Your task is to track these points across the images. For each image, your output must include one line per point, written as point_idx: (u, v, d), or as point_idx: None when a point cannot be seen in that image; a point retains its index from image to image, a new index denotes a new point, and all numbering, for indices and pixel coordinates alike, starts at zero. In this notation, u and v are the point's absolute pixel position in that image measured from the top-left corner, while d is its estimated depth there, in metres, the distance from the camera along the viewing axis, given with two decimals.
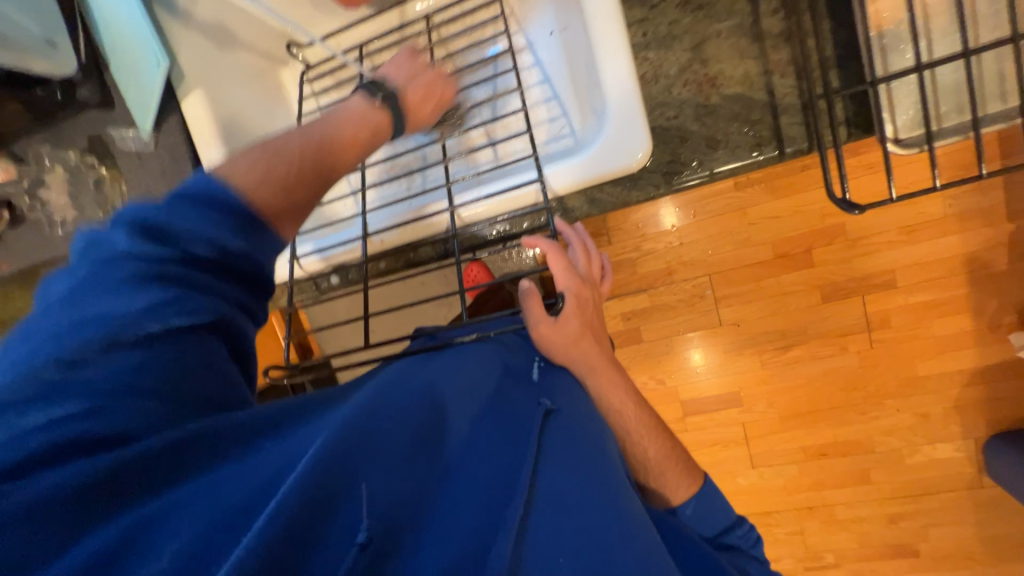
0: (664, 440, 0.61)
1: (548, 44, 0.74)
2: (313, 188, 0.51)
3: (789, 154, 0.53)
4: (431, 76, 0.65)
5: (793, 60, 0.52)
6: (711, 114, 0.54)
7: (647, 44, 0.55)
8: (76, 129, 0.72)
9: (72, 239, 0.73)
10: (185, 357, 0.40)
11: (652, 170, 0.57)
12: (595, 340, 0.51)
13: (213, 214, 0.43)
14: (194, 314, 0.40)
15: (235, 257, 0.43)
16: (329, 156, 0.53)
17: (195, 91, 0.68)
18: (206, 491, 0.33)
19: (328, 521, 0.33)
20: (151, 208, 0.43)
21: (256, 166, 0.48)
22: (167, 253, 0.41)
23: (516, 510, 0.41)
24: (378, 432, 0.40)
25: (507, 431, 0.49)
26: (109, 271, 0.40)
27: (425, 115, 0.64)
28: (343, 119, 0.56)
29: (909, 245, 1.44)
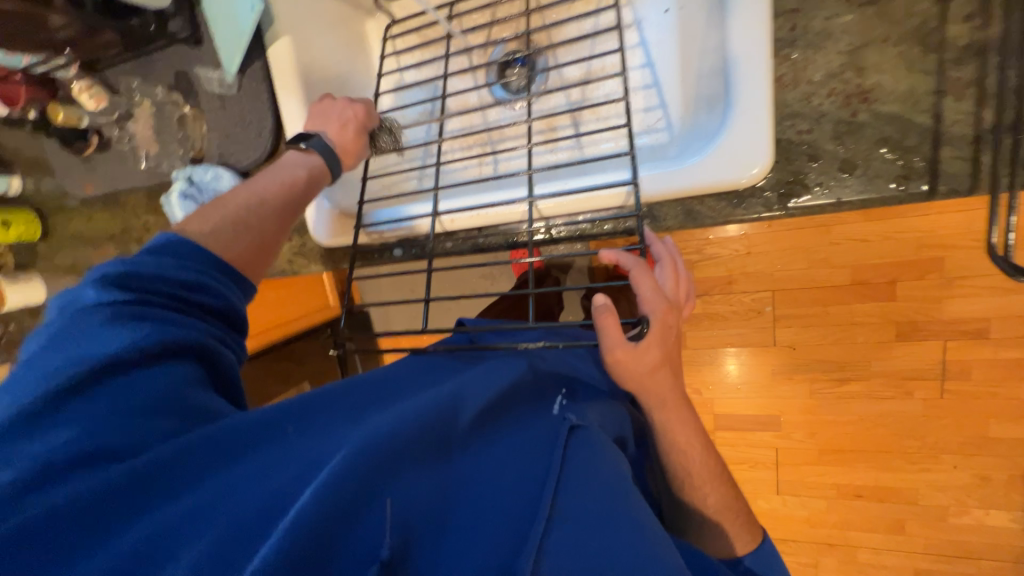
0: (725, 488, 0.55)
1: (660, 24, 0.65)
2: (271, 246, 0.52)
3: (942, 192, 0.45)
4: (347, 105, 0.60)
5: (976, 82, 0.43)
6: (854, 133, 0.46)
7: (793, 40, 0.47)
8: (164, 64, 0.71)
9: (154, 174, 0.75)
10: (166, 380, 0.39)
11: (767, 188, 0.50)
12: (669, 371, 0.47)
13: (173, 259, 0.44)
14: (168, 339, 0.40)
15: (201, 288, 0.44)
16: (278, 203, 0.52)
17: (282, 36, 0.65)
18: (224, 497, 0.33)
19: (342, 536, 0.33)
20: (122, 258, 0.43)
21: (214, 225, 0.49)
22: (136, 295, 0.41)
23: (539, 527, 0.38)
24: (398, 441, 0.38)
25: (531, 447, 0.47)
26: (80, 320, 0.40)
27: (361, 142, 0.60)
28: (286, 168, 0.55)
29: (1013, 295, 1.28)
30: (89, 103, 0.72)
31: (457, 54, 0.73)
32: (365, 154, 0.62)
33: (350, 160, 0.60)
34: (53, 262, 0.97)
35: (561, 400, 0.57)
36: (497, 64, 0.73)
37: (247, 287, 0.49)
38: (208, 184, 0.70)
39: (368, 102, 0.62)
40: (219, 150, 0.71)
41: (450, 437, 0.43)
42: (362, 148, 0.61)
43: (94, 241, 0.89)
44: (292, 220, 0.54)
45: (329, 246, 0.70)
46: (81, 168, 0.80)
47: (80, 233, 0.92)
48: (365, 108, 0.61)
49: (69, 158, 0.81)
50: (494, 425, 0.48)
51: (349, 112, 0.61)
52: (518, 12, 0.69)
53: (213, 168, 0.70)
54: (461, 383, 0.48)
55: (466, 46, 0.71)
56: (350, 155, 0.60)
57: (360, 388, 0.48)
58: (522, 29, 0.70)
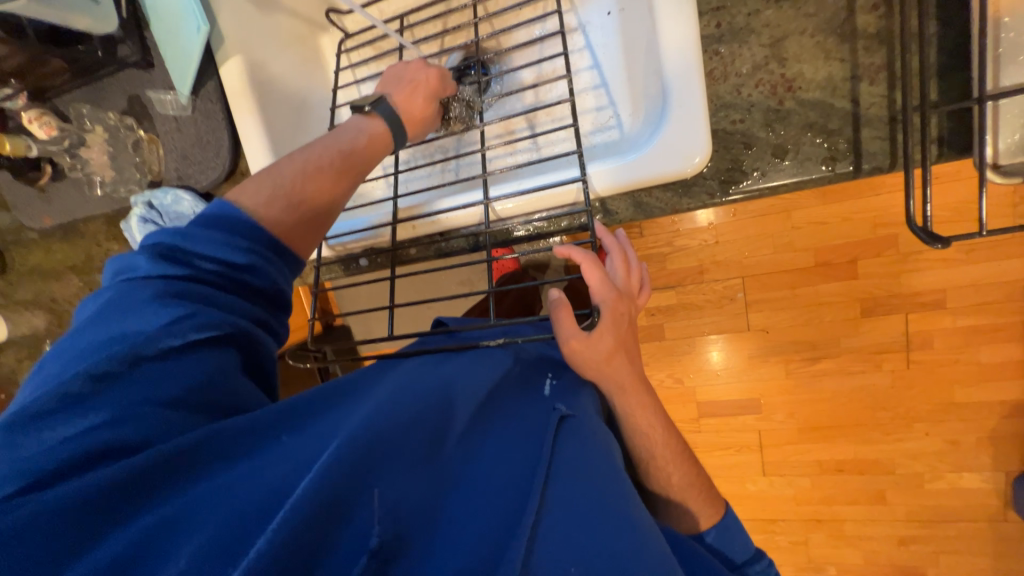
0: (688, 466, 0.56)
1: (604, 26, 0.68)
2: (327, 214, 0.53)
3: (866, 171, 0.48)
4: (422, 68, 0.61)
5: (886, 66, 0.46)
6: (782, 120, 0.49)
7: (720, 36, 0.50)
8: (116, 88, 0.70)
9: (111, 200, 0.75)
10: (210, 364, 0.41)
11: (709, 176, 0.52)
12: (626, 357, 0.49)
13: (229, 228, 0.46)
14: (213, 323, 0.42)
15: (254, 269, 0.46)
16: (339, 167, 0.53)
17: (233, 56, 0.66)
18: (216, 495, 0.33)
19: (337, 525, 0.33)
20: (172, 232, 0.46)
21: (273, 191, 0.49)
22: (190, 272, 0.45)
23: (529, 517, 0.39)
24: (391, 432, 0.39)
25: (522, 436, 0.47)
26: (129, 295, 0.43)
27: (429, 109, 0.62)
28: (348, 132, 0.55)
29: (964, 265, 1.35)
30: (40, 132, 0.70)
31: (410, 64, 0.75)
32: (432, 122, 0.64)
33: (416, 127, 0.62)
34: (13, 296, 0.95)
35: (548, 380, 0.58)
36: (452, 71, 0.75)
37: (295, 257, 0.50)
38: (168, 207, 0.70)
39: (441, 70, 0.63)
40: (178, 172, 0.72)
41: (445, 427, 0.43)
42: (430, 116, 0.63)
43: (57, 271, 0.89)
44: (350, 188, 0.55)
45: (294, 261, 0.71)
46: (37, 199, 0.79)
47: (40, 264, 0.90)
48: (438, 75, 0.62)
49: (24, 190, 0.80)
50: (488, 414, 0.49)
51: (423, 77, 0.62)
52: (467, 20, 0.72)
53: (173, 191, 0.70)
54: (451, 381, 0.49)
55: (419, 56, 0.73)
56: (417, 122, 0.62)
57: (353, 384, 0.49)
58: (472, 37, 0.72)
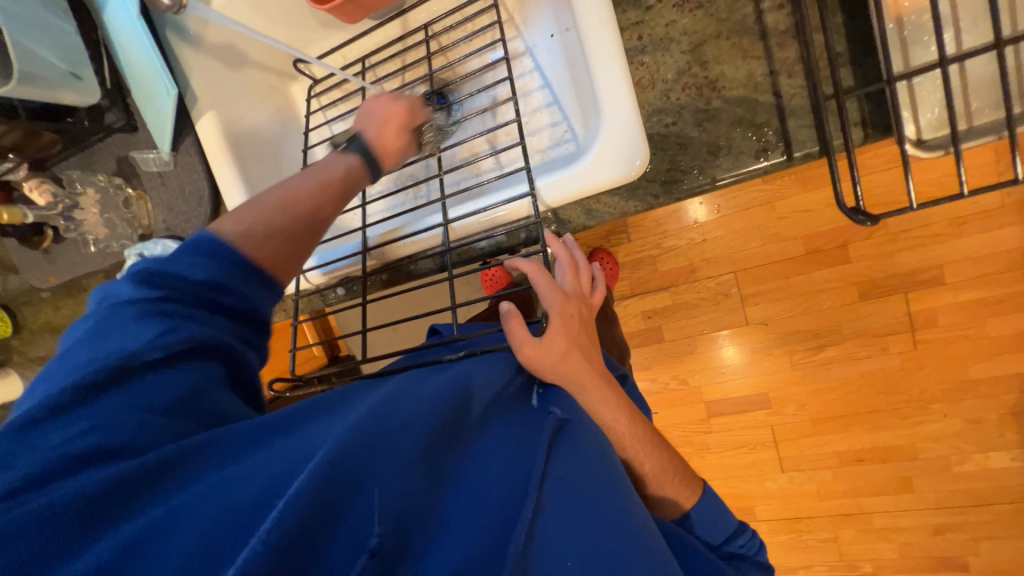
0: (661, 453, 0.57)
1: (549, 47, 0.72)
2: (302, 247, 0.53)
3: (798, 158, 0.50)
4: (392, 101, 0.60)
5: (801, 58, 0.48)
6: (712, 119, 0.51)
7: (642, 47, 0.53)
8: (106, 152, 0.76)
9: (106, 255, 0.80)
10: (189, 378, 0.42)
11: (651, 178, 0.55)
12: (586, 356, 0.51)
13: (203, 259, 0.47)
14: (190, 338, 0.43)
15: (225, 288, 0.47)
16: (312, 203, 0.53)
17: (207, 113, 0.71)
18: (223, 492, 0.33)
19: (333, 526, 0.33)
20: (150, 258, 0.47)
21: (246, 225, 0.50)
22: (165, 292, 0.45)
23: (526, 515, 0.39)
24: (388, 434, 0.39)
25: (521, 433, 0.47)
26: (115, 316, 0.44)
27: (401, 141, 0.60)
28: (326, 167, 0.55)
29: (958, 239, 1.33)
30: (39, 199, 0.76)
31: (374, 102, 0.80)
32: (410, 152, 0.62)
33: (390, 160, 0.59)
34: (28, 353, 1.01)
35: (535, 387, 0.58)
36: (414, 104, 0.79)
37: (270, 284, 0.50)
38: (159, 256, 0.75)
39: (412, 98, 0.61)
40: (166, 224, 0.77)
41: (445, 425, 0.43)
42: (404, 147, 0.61)
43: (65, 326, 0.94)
44: (329, 217, 0.54)
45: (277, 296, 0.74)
46: (41, 261, 0.85)
47: (50, 321, 0.96)
48: (407, 105, 0.60)
49: (30, 253, 0.86)
50: (488, 410, 0.49)
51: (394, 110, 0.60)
52: (423, 56, 0.77)
53: (161, 241, 0.75)
54: (455, 381, 0.49)
55: (380, 94, 0.77)
56: (391, 155, 0.59)
57: (351, 391, 0.49)
58: (428, 71, 0.77)
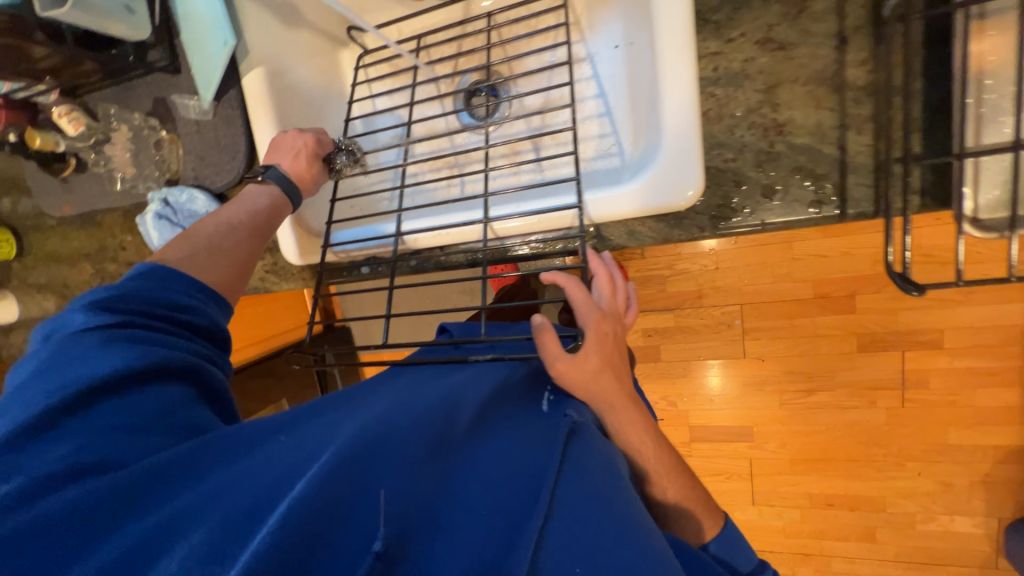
0: (682, 479, 0.58)
1: (611, 58, 0.71)
2: (248, 267, 0.56)
3: (851, 215, 0.50)
4: (298, 135, 0.64)
5: (873, 117, 0.48)
6: (773, 162, 0.51)
7: (716, 79, 0.52)
8: (143, 90, 0.74)
9: (129, 196, 0.78)
10: (163, 396, 0.43)
11: (700, 211, 0.55)
12: (614, 375, 0.50)
13: (157, 284, 0.49)
14: (161, 360, 0.44)
15: (192, 310, 0.49)
16: (248, 228, 0.57)
17: (256, 67, 0.69)
18: (215, 497, 0.34)
19: (338, 525, 0.33)
20: (107, 285, 0.48)
21: (186, 252, 0.53)
22: (129, 317, 0.46)
23: (536, 521, 0.38)
24: (390, 437, 0.40)
25: (529, 444, 0.48)
26: (75, 345, 0.43)
27: (315, 169, 0.64)
28: (249, 197, 0.60)
29: (963, 306, 1.35)
30: (69, 128, 0.75)
31: (424, 83, 0.78)
32: (325, 178, 0.67)
33: (309, 188, 0.64)
34: (28, 279, 0.99)
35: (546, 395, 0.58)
36: (463, 93, 0.78)
37: (226, 306, 0.54)
38: (184, 204, 0.74)
39: (320, 131, 0.66)
40: (195, 173, 0.75)
41: (447, 434, 0.44)
42: (319, 175, 0.65)
43: (72, 258, 0.93)
44: (262, 243, 0.59)
45: (299, 264, 0.73)
46: (59, 190, 0.83)
47: (56, 251, 0.94)
48: (316, 137, 0.65)
49: (48, 180, 0.84)
50: (490, 422, 0.49)
51: (301, 142, 0.65)
52: (481, 45, 0.75)
53: (189, 189, 0.74)
54: (450, 393, 0.50)
55: (433, 76, 0.76)
56: (309, 184, 0.64)
57: (346, 399, 0.51)
58: (485, 61, 0.75)
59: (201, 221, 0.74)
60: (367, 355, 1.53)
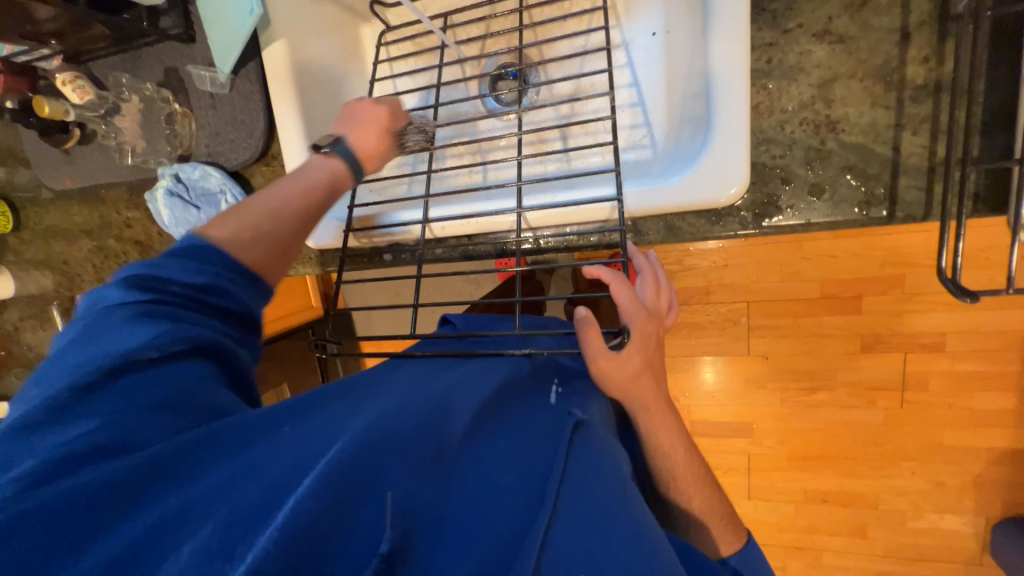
0: (708, 490, 0.56)
1: (648, 46, 0.68)
2: (289, 248, 0.52)
3: (899, 218, 0.49)
4: (371, 106, 0.59)
5: (930, 118, 0.47)
6: (823, 160, 0.50)
7: (769, 71, 0.50)
8: (155, 60, 0.70)
9: (139, 171, 0.74)
10: (189, 377, 0.40)
11: (743, 207, 0.53)
12: (651, 377, 0.50)
13: (192, 263, 0.45)
14: (190, 339, 0.42)
15: (221, 291, 0.45)
16: (303, 204, 0.53)
17: (278, 40, 0.66)
18: (222, 490, 0.33)
19: (344, 525, 0.33)
20: (142, 262, 0.45)
21: (233, 229, 0.49)
22: (158, 296, 0.43)
23: (542, 521, 0.38)
24: (395, 436, 0.39)
25: (533, 443, 0.47)
26: (104, 319, 0.42)
27: (384, 144, 0.59)
28: (311, 170, 0.55)
29: (967, 311, 1.36)
30: (74, 96, 0.70)
31: (450, 64, 0.75)
32: (391, 156, 0.62)
33: (373, 164, 0.59)
34: (24, 255, 0.95)
35: (554, 387, 0.59)
36: (490, 77, 0.75)
37: (265, 289, 0.50)
38: (196, 182, 0.71)
39: (393, 103, 0.61)
40: (209, 148, 0.71)
41: (451, 432, 0.43)
42: (386, 151, 0.60)
43: (73, 235, 0.89)
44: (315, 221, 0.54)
45: (318, 249, 0.71)
46: (61, 161, 0.79)
47: (55, 226, 0.90)
48: (388, 110, 0.60)
49: (50, 151, 0.80)
50: (494, 419, 0.49)
51: (374, 114, 0.60)
52: (512, 27, 0.72)
53: (201, 166, 0.71)
54: (455, 392, 0.48)
55: (460, 57, 0.73)
56: (375, 159, 0.59)
57: (349, 389, 0.50)
58: (515, 44, 0.73)
59: (215, 199, 0.70)
60: (370, 342, 1.50)
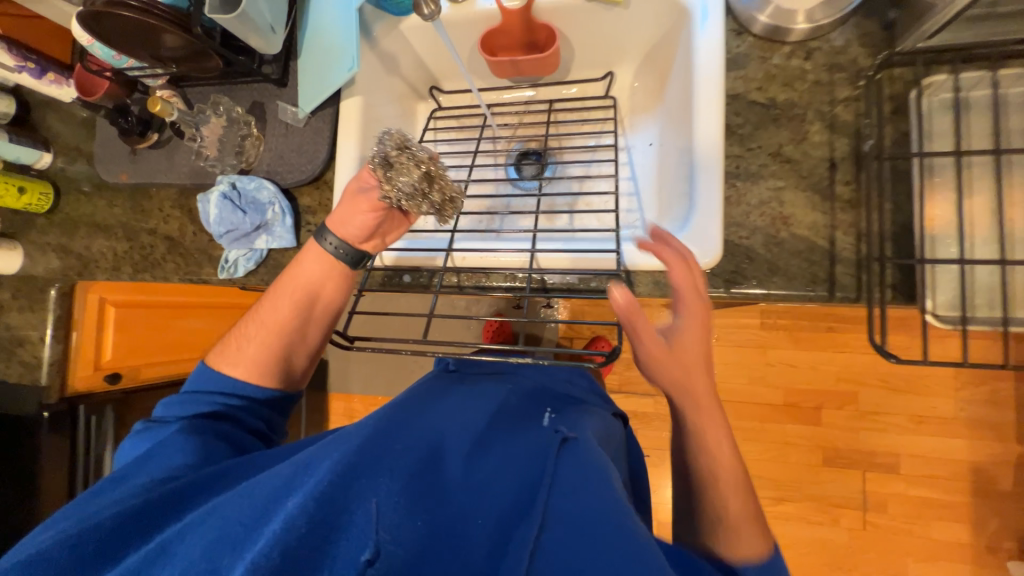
0: (742, 489, 0.56)
1: (645, 152, 0.87)
2: (287, 354, 0.70)
3: (838, 297, 0.61)
4: (358, 199, 0.63)
5: (855, 224, 0.62)
6: (778, 245, 0.63)
7: (737, 174, 0.66)
8: (246, 93, 0.85)
9: (198, 175, 0.85)
10: (203, 454, 0.59)
11: (716, 274, 0.65)
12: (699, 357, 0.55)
13: (214, 392, 0.66)
14: (205, 430, 0.62)
15: (230, 408, 0.66)
16: (292, 316, 0.69)
17: (356, 94, 0.81)
18: (220, 513, 0.45)
19: (329, 541, 0.41)
20: (178, 394, 0.68)
21: (245, 347, 0.69)
22: (191, 413, 0.65)
23: (528, 530, 0.42)
24: (374, 461, 0.47)
25: (523, 460, 0.51)
26: (159, 429, 0.64)
27: (382, 224, 0.65)
28: (301, 275, 0.67)
29: (917, 435, 1.45)
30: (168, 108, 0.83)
31: (485, 140, 0.92)
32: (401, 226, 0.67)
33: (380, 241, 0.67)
34: (42, 237, 0.98)
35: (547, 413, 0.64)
36: (516, 154, 0.91)
37: (266, 389, 0.69)
38: (249, 191, 0.81)
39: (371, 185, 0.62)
40: (268, 167, 0.83)
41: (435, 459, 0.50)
42: (390, 226, 0.66)
43: (103, 225, 0.94)
44: (308, 330, 0.71)
45: None
46: (124, 158, 0.89)
47: (89, 215, 0.96)
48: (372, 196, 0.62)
49: (116, 149, 0.90)
50: (486, 441, 0.54)
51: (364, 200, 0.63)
52: (540, 122, 0.91)
53: (258, 179, 0.81)
54: (446, 426, 0.56)
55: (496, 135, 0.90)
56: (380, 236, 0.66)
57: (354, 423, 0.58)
58: (540, 134, 0.90)
59: (264, 208, 0.81)
60: None
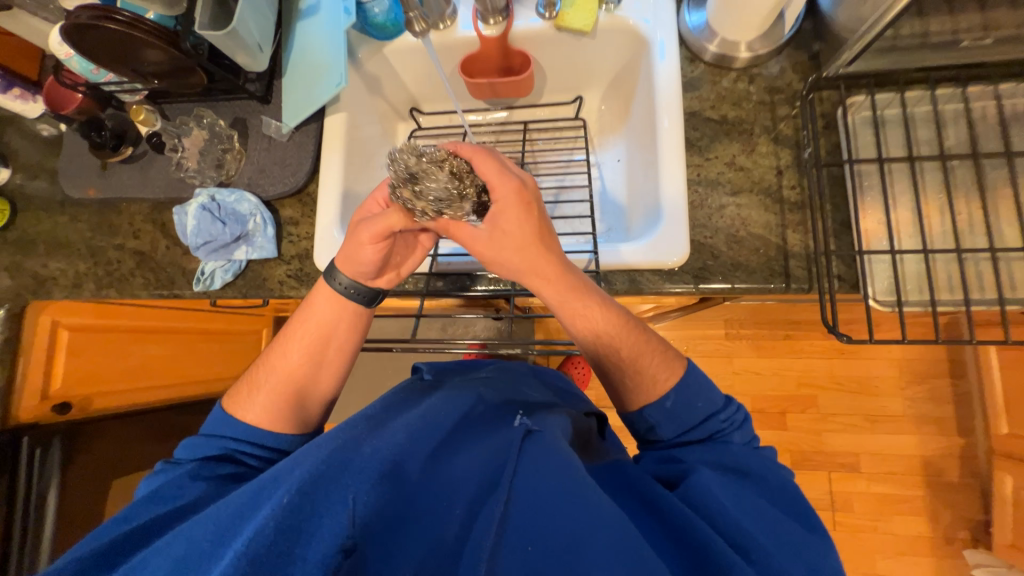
0: (638, 336, 0.64)
1: (613, 167, 0.94)
2: (297, 401, 0.67)
3: (794, 288, 0.67)
4: (385, 225, 0.64)
5: (802, 223, 0.69)
6: (739, 244, 0.70)
7: (699, 181, 0.73)
8: (228, 109, 0.86)
9: (173, 188, 0.84)
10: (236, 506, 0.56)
11: (686, 271, 0.70)
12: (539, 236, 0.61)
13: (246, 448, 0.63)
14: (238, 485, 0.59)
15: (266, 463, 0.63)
16: (304, 356, 0.68)
17: (339, 110, 0.84)
18: (192, 527, 0.43)
19: (302, 541, 0.40)
20: (199, 438, 0.63)
21: (253, 396, 0.67)
22: (218, 466, 0.61)
23: (488, 527, 0.44)
24: (344, 461, 0.45)
25: (489, 453, 0.52)
26: (175, 474, 0.59)
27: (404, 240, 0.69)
28: (314, 318, 0.69)
29: (872, 433, 1.54)
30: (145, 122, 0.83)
31: None
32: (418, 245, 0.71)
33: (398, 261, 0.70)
34: None
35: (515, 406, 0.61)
36: None
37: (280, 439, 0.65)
38: (229, 204, 0.80)
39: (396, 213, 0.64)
40: (249, 179, 0.83)
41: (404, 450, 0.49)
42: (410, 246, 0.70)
43: (64, 241, 0.90)
44: (320, 369, 0.69)
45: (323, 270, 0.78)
46: (92, 173, 0.87)
47: (48, 232, 0.91)
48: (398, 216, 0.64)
49: (84, 164, 0.88)
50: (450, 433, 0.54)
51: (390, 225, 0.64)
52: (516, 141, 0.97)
53: (238, 192, 0.81)
54: (418, 417, 0.54)
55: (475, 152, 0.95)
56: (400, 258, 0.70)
57: None
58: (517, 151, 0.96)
59: (244, 220, 0.80)
60: None
